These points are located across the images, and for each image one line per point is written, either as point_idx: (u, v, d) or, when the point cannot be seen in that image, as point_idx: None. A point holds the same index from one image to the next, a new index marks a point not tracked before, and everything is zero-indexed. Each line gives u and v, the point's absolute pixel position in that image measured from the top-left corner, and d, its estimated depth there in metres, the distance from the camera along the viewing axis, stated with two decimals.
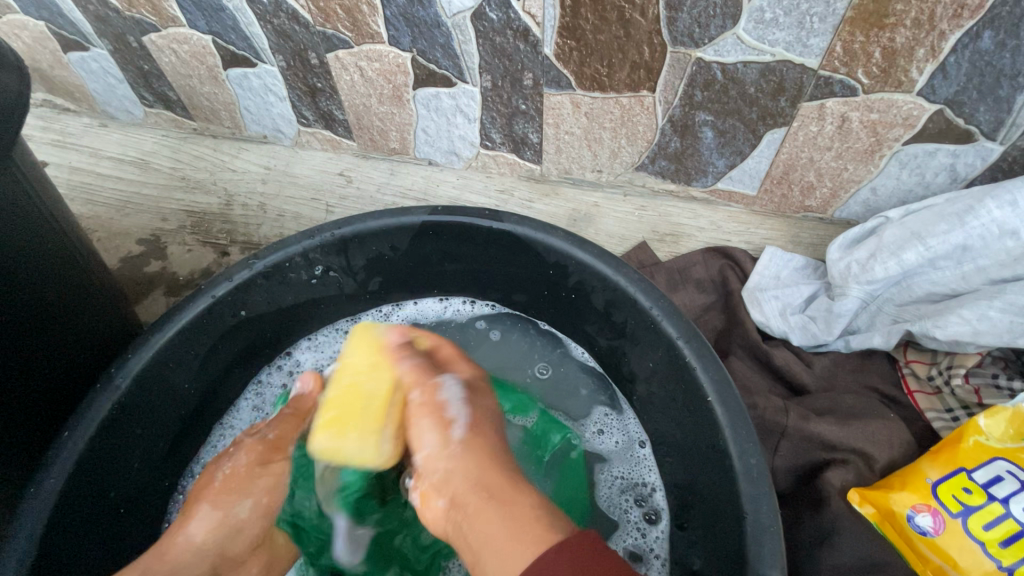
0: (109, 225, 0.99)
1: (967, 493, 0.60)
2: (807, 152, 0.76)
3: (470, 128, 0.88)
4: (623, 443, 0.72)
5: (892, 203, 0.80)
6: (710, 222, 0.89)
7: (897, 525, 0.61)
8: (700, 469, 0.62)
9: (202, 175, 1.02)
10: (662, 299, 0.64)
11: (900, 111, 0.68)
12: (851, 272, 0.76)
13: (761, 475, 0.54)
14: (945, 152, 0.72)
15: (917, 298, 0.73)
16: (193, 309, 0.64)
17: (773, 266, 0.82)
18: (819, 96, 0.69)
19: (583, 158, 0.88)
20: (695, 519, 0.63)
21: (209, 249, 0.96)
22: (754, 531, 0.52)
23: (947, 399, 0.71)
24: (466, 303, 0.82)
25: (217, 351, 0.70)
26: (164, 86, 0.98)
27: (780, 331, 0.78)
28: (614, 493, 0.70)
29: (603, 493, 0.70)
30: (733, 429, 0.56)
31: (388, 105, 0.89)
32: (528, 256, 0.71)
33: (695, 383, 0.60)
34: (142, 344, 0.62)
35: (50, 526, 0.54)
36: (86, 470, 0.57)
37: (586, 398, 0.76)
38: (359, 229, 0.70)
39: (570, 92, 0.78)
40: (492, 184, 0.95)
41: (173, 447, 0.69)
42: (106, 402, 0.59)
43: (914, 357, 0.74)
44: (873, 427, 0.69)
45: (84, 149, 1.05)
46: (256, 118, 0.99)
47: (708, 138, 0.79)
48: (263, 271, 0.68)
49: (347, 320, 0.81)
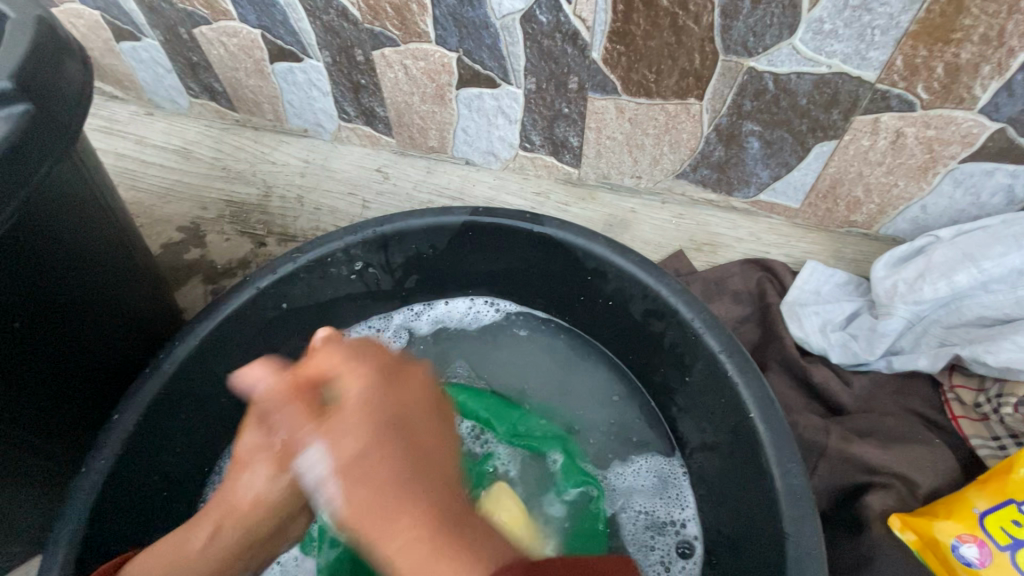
0: (152, 211, 1.01)
1: (1017, 526, 0.58)
2: (856, 166, 0.74)
3: (511, 130, 0.88)
4: (657, 482, 0.71)
5: (942, 222, 0.78)
6: (749, 233, 0.87)
7: (940, 554, 0.60)
8: (738, 485, 0.61)
9: (242, 166, 1.04)
10: (705, 311, 0.63)
11: (958, 128, 0.66)
12: (897, 291, 0.73)
13: (803, 496, 0.53)
14: (1003, 172, 0.70)
15: (968, 321, 0.71)
16: (238, 301, 0.65)
17: (813, 280, 0.80)
18: (874, 110, 0.67)
19: (623, 164, 0.87)
20: (730, 535, 0.62)
21: (247, 240, 0.98)
22: (797, 554, 0.51)
23: (995, 427, 0.68)
24: (499, 304, 0.82)
25: (259, 342, 0.71)
26: (211, 78, 1.00)
27: (819, 347, 0.76)
28: (639, 529, 0.68)
29: (629, 530, 0.68)
30: (775, 447, 0.55)
31: (429, 104, 0.89)
32: (565, 261, 0.71)
33: (736, 399, 0.59)
34: (189, 332, 0.63)
35: (99, 506, 0.56)
36: (132, 454, 0.59)
37: (621, 427, 0.75)
38: (400, 227, 0.70)
39: (615, 97, 0.77)
40: (528, 187, 0.95)
41: (212, 434, 0.71)
42: (153, 387, 0.60)
43: (959, 382, 0.71)
44: (916, 452, 0.68)
45: (130, 137, 1.08)
46: (298, 112, 1.00)
47: (753, 148, 0.77)
48: (306, 265, 0.69)
49: (380, 317, 0.82)
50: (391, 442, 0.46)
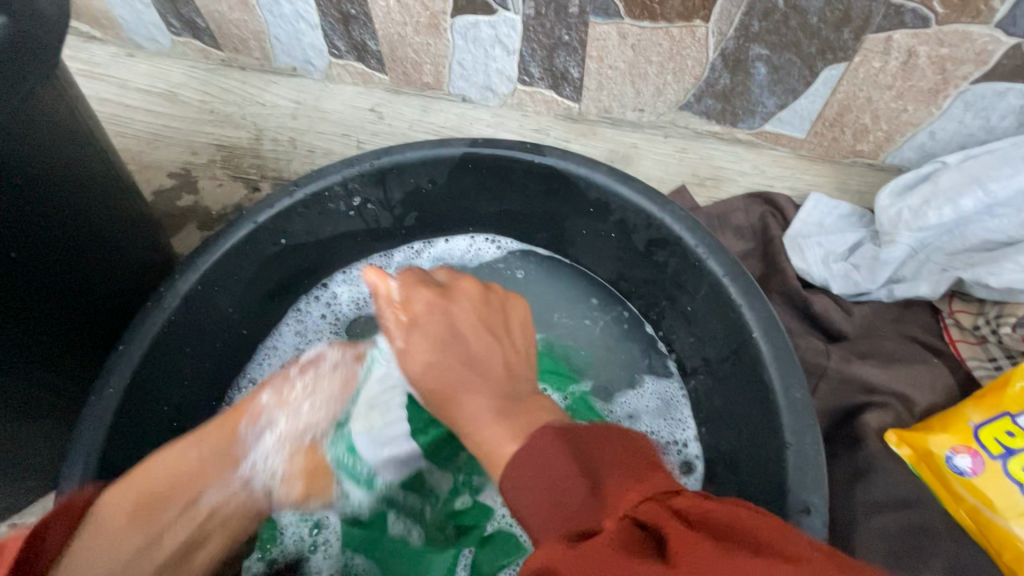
0: (139, 157, 0.98)
1: (1011, 437, 0.60)
2: (865, 91, 0.72)
3: (509, 62, 0.85)
4: (660, 405, 0.73)
5: (950, 148, 0.77)
6: (753, 166, 0.86)
7: (933, 465, 0.62)
8: (739, 405, 0.62)
9: (231, 109, 1.00)
10: (709, 237, 0.62)
11: (973, 45, 0.64)
12: (902, 218, 0.73)
13: (805, 409, 0.54)
14: (1015, 93, 0.68)
15: (970, 246, 0.71)
16: (237, 234, 0.64)
17: (816, 212, 0.80)
18: (887, 27, 0.65)
19: (625, 96, 0.85)
20: (730, 454, 0.64)
21: (240, 184, 0.96)
22: (796, 463, 0.53)
23: (991, 348, 0.70)
24: (493, 242, 0.81)
25: (260, 278, 0.71)
26: (192, 12, 0.95)
27: (821, 278, 0.76)
28: None
29: None
30: (778, 365, 0.56)
31: (423, 35, 0.85)
32: (568, 193, 0.70)
33: (739, 320, 0.59)
34: (189, 265, 0.62)
35: (112, 433, 0.56)
36: (140, 384, 0.59)
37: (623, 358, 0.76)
38: (398, 159, 0.68)
39: (617, 22, 0.74)
40: (527, 124, 0.93)
41: (217, 369, 0.71)
42: (157, 319, 0.60)
43: (959, 307, 0.72)
44: (916, 370, 0.69)
45: (112, 80, 1.03)
46: (285, 49, 0.96)
47: (760, 74, 0.75)
48: (303, 199, 0.67)
49: (381, 256, 0.81)
50: (459, 343, 0.58)
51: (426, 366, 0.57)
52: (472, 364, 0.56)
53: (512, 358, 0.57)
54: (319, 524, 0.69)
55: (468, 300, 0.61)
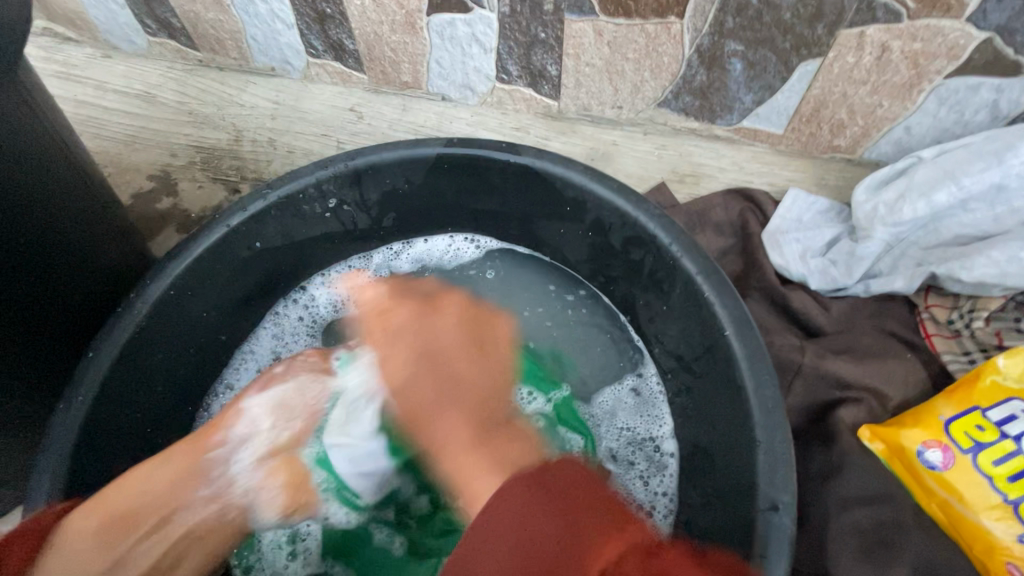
0: (119, 160, 0.97)
1: (980, 431, 0.61)
2: (840, 86, 0.72)
3: (486, 60, 0.85)
4: (639, 403, 0.73)
5: (925, 143, 0.77)
6: (733, 162, 0.86)
7: (905, 460, 0.63)
8: (713, 403, 0.63)
9: (209, 110, 0.99)
10: (682, 235, 0.62)
11: (945, 40, 0.64)
12: (876, 214, 0.73)
13: (775, 406, 0.54)
14: (988, 87, 0.68)
15: (945, 241, 0.72)
16: (209, 238, 0.64)
17: (795, 209, 0.79)
18: (859, 22, 0.65)
19: (603, 93, 0.85)
20: (705, 451, 0.65)
21: (219, 186, 0.95)
22: (767, 460, 0.53)
23: (966, 342, 0.70)
24: (471, 242, 0.81)
25: (235, 282, 0.70)
26: (167, 13, 0.93)
27: (799, 274, 0.76)
28: (620, 445, 0.72)
29: (610, 446, 0.72)
30: (750, 363, 0.56)
31: (400, 34, 0.85)
32: (545, 193, 0.70)
33: (712, 318, 0.59)
34: (159, 271, 0.62)
35: (81, 441, 0.56)
36: (110, 392, 0.59)
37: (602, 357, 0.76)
38: (372, 160, 0.68)
39: (592, 19, 0.74)
40: (507, 122, 0.92)
41: (194, 373, 0.71)
42: (127, 326, 0.59)
43: (934, 302, 0.73)
44: (889, 366, 0.70)
45: (88, 82, 1.02)
46: (262, 48, 0.95)
47: (737, 70, 0.74)
48: (277, 202, 0.67)
49: (360, 258, 0.81)
50: (435, 360, 0.62)
51: (390, 356, 0.64)
52: (429, 359, 0.62)
53: (481, 369, 0.63)
54: (296, 534, 0.69)
55: (440, 299, 0.67)
